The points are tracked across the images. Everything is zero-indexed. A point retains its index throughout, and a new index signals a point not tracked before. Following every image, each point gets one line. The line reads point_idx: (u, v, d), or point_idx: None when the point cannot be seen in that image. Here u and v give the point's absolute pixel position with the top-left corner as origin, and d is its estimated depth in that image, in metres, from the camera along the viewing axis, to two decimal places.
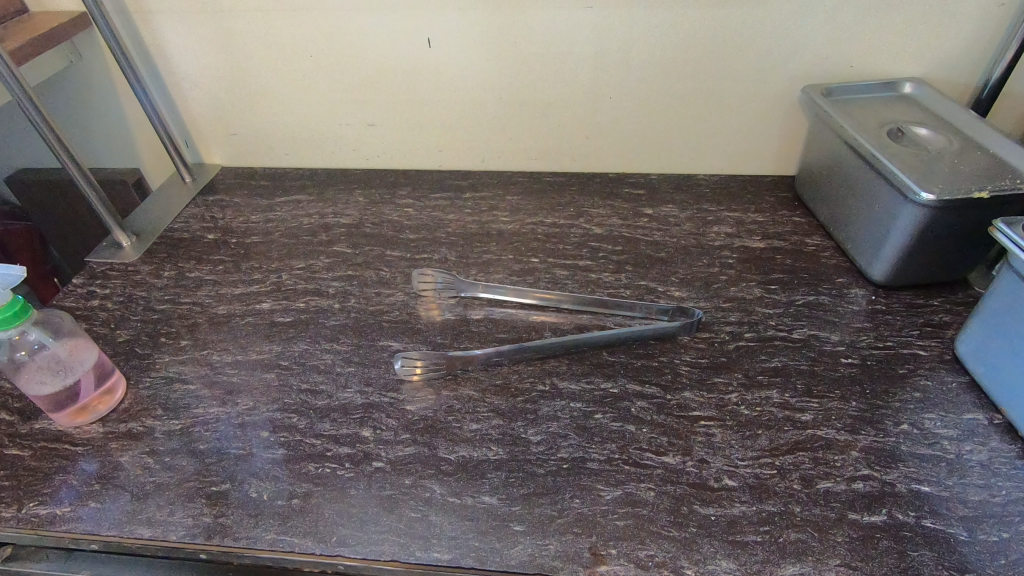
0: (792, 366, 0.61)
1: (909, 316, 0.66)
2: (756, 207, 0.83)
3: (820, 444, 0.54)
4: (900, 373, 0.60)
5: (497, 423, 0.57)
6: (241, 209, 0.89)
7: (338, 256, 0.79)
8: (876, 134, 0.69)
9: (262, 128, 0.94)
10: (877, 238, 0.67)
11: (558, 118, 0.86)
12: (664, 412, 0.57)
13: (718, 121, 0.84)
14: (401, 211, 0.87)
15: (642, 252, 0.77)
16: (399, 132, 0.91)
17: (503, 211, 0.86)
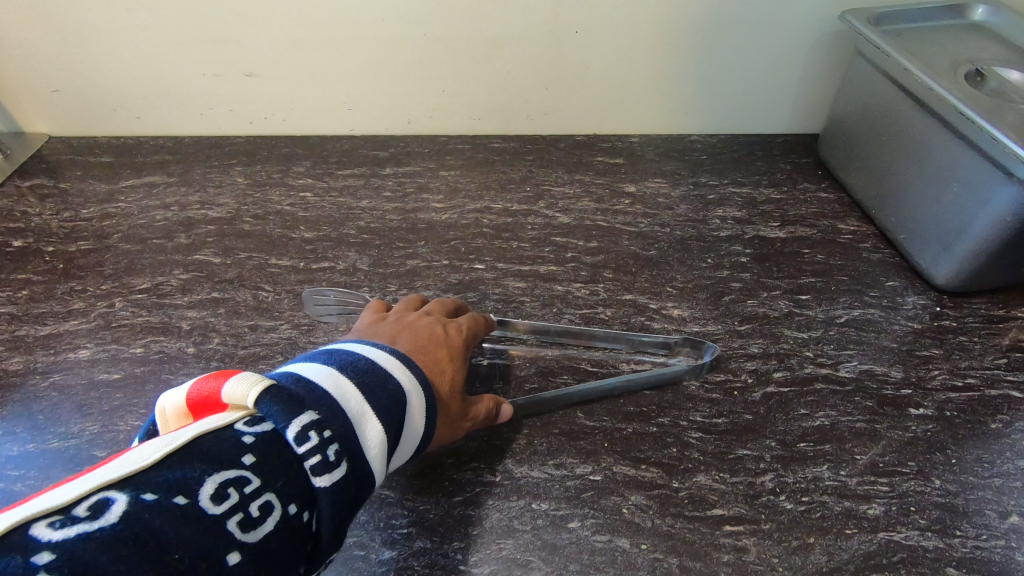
0: (844, 425, 0.43)
1: (990, 337, 0.48)
2: (768, 179, 0.63)
3: (900, 559, 0.36)
4: (994, 429, 0.42)
5: (421, 547, 0.38)
6: (69, 200, 0.64)
7: (200, 268, 0.56)
8: (954, 78, 0.48)
9: (94, 82, 0.67)
10: (949, 229, 0.48)
11: (508, 62, 0.63)
12: (670, 514, 0.38)
13: (722, 63, 0.62)
14: (296, 196, 0.64)
15: (624, 250, 0.56)
16: (288, 85, 0.66)
17: (435, 192, 0.63)
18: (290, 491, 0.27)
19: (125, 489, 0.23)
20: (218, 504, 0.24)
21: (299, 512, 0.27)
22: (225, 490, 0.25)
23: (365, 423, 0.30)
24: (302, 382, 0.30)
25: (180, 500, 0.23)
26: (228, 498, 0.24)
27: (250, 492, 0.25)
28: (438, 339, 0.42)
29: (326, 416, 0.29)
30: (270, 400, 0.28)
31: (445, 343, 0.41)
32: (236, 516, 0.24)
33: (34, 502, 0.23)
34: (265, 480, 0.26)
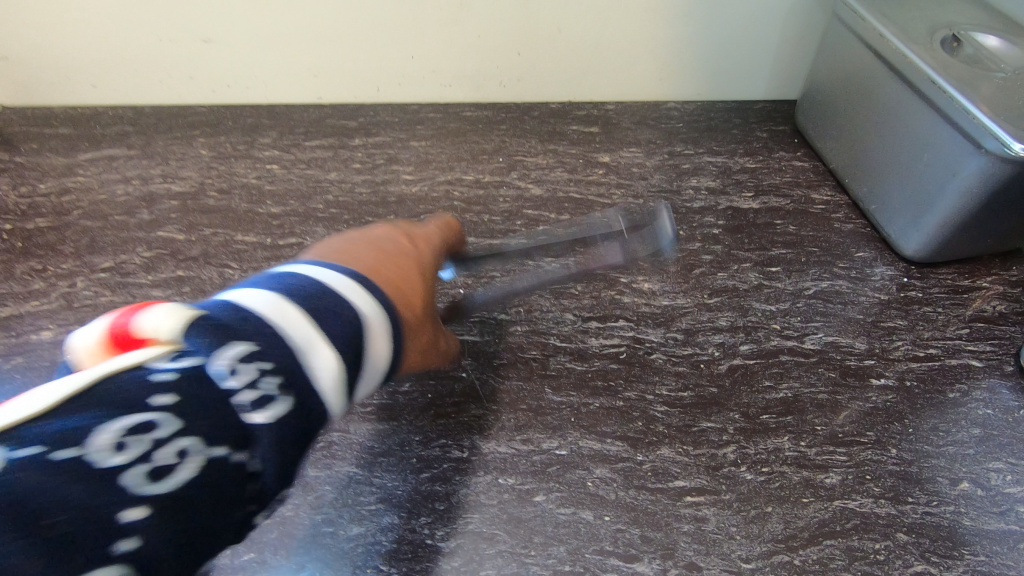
0: (806, 397, 0.43)
1: (953, 307, 0.48)
2: (744, 147, 0.62)
3: (853, 525, 0.37)
4: (952, 399, 0.43)
5: (389, 523, 0.38)
6: (25, 174, 0.62)
7: (163, 246, 0.55)
8: (929, 44, 0.47)
9: (42, 48, 0.63)
10: (918, 200, 0.48)
11: (477, 26, 0.60)
12: (634, 487, 0.39)
13: (698, 27, 0.60)
14: (262, 168, 0.62)
15: (596, 222, 0.56)
16: (249, 52, 0.63)
17: (405, 163, 0.62)
18: (216, 434, 0.22)
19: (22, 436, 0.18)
20: (117, 454, 0.19)
21: (229, 454, 0.22)
22: (126, 438, 0.20)
23: (313, 354, 0.25)
24: (243, 317, 0.24)
25: (68, 450, 0.19)
26: (128, 447, 0.20)
27: (161, 438, 0.20)
28: (406, 261, 0.34)
29: (263, 347, 0.24)
30: (194, 331, 0.23)
31: (416, 261, 0.35)
32: (139, 467, 0.20)
33: None
34: (186, 423, 0.21)
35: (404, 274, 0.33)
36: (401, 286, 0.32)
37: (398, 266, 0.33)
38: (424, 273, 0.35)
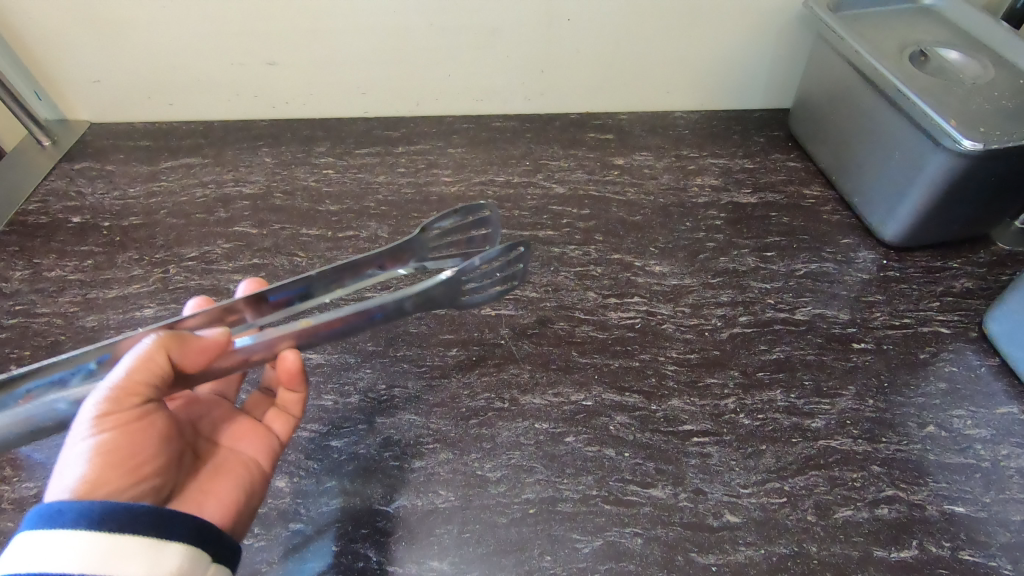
0: (796, 358, 0.51)
1: (926, 284, 0.56)
2: (743, 151, 0.70)
3: (834, 459, 0.45)
4: (922, 359, 0.50)
5: (445, 458, 0.46)
6: (116, 181, 0.72)
7: (240, 239, 0.64)
8: (898, 59, 0.55)
9: (131, 73, 0.73)
10: (893, 193, 0.56)
11: (507, 49, 0.69)
12: (649, 429, 0.47)
13: (701, 46, 0.68)
14: (319, 173, 0.71)
15: (613, 216, 0.64)
16: (308, 74, 0.73)
17: (444, 168, 0.71)
18: None
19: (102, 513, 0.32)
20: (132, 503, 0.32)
21: None
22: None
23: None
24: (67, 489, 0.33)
25: None
26: None
27: None
28: (157, 366, 0.36)
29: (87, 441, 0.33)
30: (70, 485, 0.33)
31: (107, 453, 0.34)
32: None
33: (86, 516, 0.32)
34: None
35: (142, 379, 0.36)
36: (123, 400, 0.36)
37: (164, 352, 0.37)
38: (133, 379, 0.36)
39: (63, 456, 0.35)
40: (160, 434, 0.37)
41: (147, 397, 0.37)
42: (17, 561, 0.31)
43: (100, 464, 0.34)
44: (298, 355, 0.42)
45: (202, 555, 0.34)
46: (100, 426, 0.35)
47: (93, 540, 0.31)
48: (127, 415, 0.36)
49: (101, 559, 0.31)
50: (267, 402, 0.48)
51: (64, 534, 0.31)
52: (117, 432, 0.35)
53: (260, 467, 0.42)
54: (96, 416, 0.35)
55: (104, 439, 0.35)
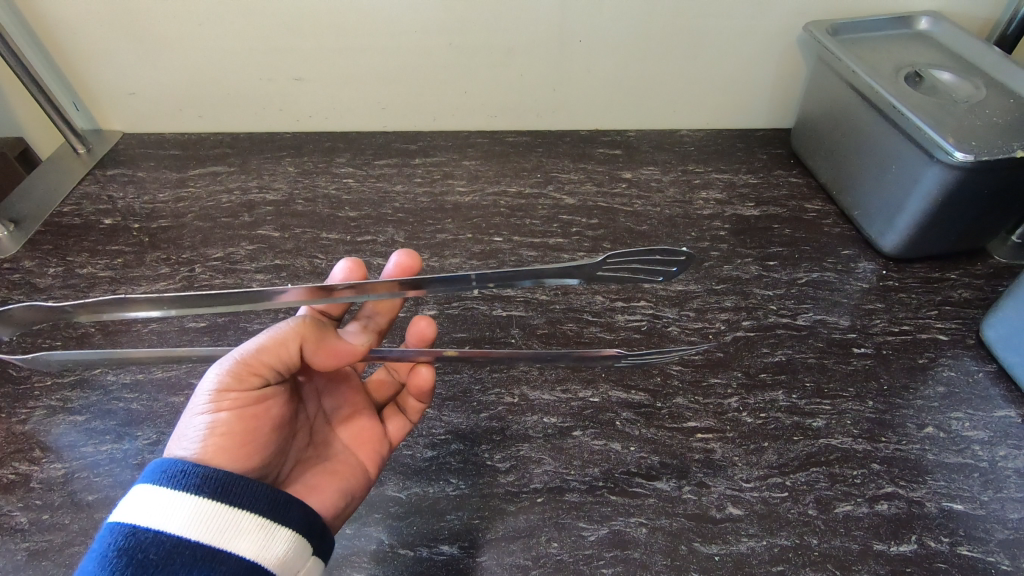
0: (798, 360, 0.52)
1: (925, 294, 0.57)
2: (747, 167, 0.73)
3: (835, 457, 0.46)
4: (921, 364, 0.52)
5: (456, 448, 0.48)
6: (146, 186, 0.75)
7: (263, 241, 0.67)
8: (893, 79, 0.58)
9: (164, 86, 0.77)
10: (891, 205, 0.58)
11: (521, 68, 0.73)
12: (654, 425, 0.48)
13: (705, 67, 0.72)
14: (339, 182, 0.74)
15: (621, 226, 0.67)
16: (332, 90, 0.76)
17: (459, 179, 0.74)
18: None
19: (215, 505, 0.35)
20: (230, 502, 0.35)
21: None
22: None
23: None
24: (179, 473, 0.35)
25: None
26: None
27: None
28: (286, 352, 0.39)
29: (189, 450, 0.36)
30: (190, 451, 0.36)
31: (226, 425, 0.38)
32: None
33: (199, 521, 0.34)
34: None
35: (267, 362, 0.39)
36: (244, 380, 0.38)
37: (297, 342, 0.40)
38: (258, 358, 0.39)
39: (185, 422, 0.38)
40: (273, 421, 0.40)
41: (266, 381, 0.39)
42: (143, 507, 0.34)
43: (216, 439, 0.37)
44: (432, 371, 0.45)
45: (306, 544, 0.37)
46: (220, 403, 0.38)
47: (214, 510, 0.35)
48: (245, 397, 0.38)
49: (219, 528, 0.34)
50: (387, 394, 0.49)
51: (187, 494, 0.34)
52: (234, 413, 0.38)
53: (368, 471, 0.44)
54: (217, 391, 0.38)
55: (222, 415, 0.38)
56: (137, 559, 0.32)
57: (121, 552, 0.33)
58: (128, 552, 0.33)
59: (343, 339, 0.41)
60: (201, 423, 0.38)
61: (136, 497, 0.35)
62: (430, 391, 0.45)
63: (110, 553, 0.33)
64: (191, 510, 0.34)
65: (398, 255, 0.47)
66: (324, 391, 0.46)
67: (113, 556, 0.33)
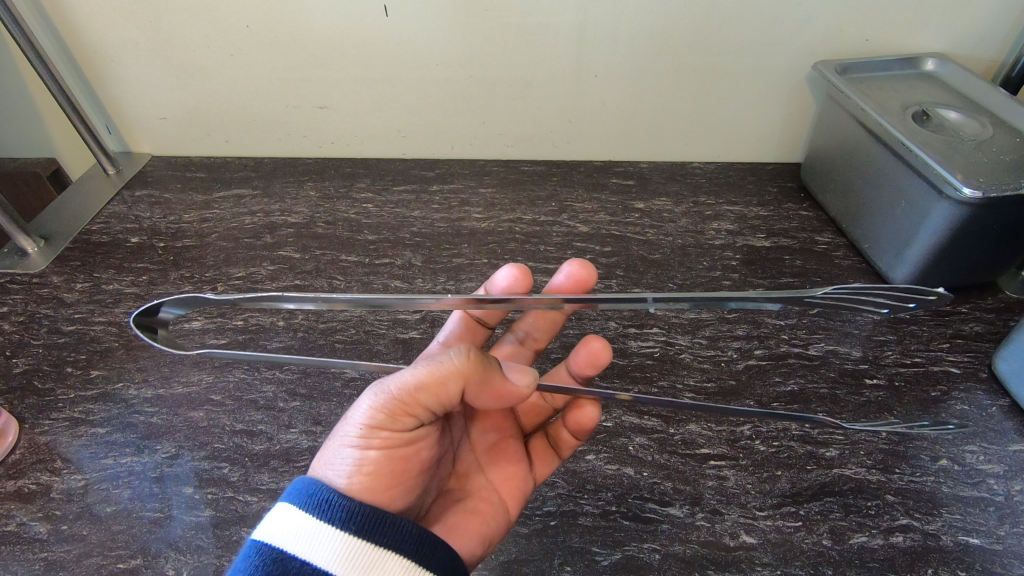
0: (810, 390, 0.53)
1: (937, 326, 0.58)
2: (758, 199, 0.75)
3: (849, 487, 0.46)
4: (933, 396, 0.52)
5: None
6: (172, 207, 0.78)
7: (284, 262, 0.69)
8: (900, 118, 0.60)
9: (195, 113, 0.81)
10: (900, 239, 0.59)
11: (538, 100, 0.75)
12: (667, 451, 0.49)
13: (717, 103, 0.74)
14: (359, 207, 0.76)
15: (634, 254, 0.68)
16: (355, 118, 0.79)
17: (476, 205, 0.76)
18: None
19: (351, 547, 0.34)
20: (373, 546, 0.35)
21: None
22: None
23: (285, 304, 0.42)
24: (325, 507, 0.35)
25: None
26: None
27: None
28: (444, 393, 0.38)
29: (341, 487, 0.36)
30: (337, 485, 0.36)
31: (375, 462, 0.37)
32: None
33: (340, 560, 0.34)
34: None
35: (422, 402, 0.38)
36: (397, 419, 0.38)
37: (456, 383, 0.38)
38: (414, 398, 0.38)
39: (333, 447, 0.38)
40: (419, 459, 0.39)
41: (419, 420, 0.39)
42: (291, 533, 0.35)
43: (365, 477, 0.37)
44: (597, 412, 0.45)
45: None
46: (372, 440, 0.37)
47: (360, 549, 0.35)
48: (396, 437, 0.38)
49: (366, 566, 0.34)
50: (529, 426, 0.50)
51: (335, 530, 0.35)
52: (384, 452, 0.37)
53: (510, 511, 0.43)
54: (369, 428, 0.37)
55: (372, 452, 0.37)
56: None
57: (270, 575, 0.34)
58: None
59: (504, 378, 0.40)
60: (349, 457, 0.37)
61: (283, 519, 0.35)
62: (589, 430, 0.46)
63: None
64: (338, 546, 0.34)
65: (571, 266, 0.49)
66: (470, 417, 0.47)
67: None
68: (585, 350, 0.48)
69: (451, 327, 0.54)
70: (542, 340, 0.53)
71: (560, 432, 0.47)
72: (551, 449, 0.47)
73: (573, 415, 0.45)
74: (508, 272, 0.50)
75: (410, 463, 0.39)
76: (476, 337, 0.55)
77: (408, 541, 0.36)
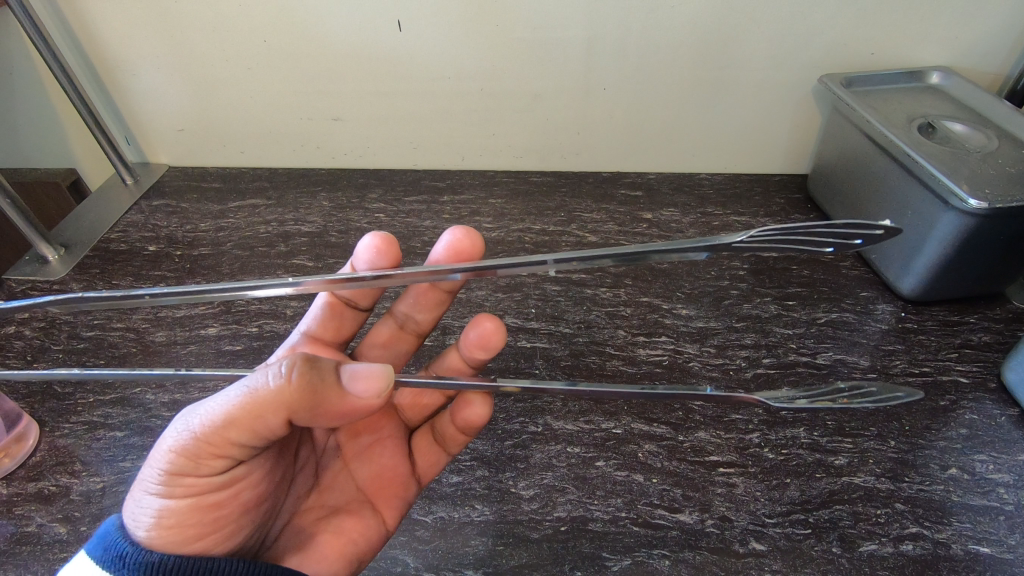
0: (819, 399, 0.53)
1: (944, 336, 0.58)
2: (765, 210, 0.76)
3: (858, 495, 0.46)
4: (942, 405, 0.52)
5: (481, 475, 0.49)
6: (189, 216, 0.79)
7: (298, 270, 0.70)
8: (906, 130, 0.60)
9: (212, 125, 0.82)
10: (907, 249, 0.60)
11: (547, 112, 0.77)
12: (677, 458, 0.49)
13: (724, 116, 0.75)
14: (372, 217, 0.78)
15: (642, 263, 0.69)
16: (368, 130, 0.81)
17: (486, 215, 0.77)
18: None
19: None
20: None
21: None
22: None
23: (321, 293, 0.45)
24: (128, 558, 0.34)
25: None
26: None
27: None
28: (261, 425, 0.35)
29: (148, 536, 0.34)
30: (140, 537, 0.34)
31: (189, 509, 0.35)
32: None
33: None
34: None
35: (230, 439, 0.35)
36: (206, 461, 0.35)
37: (274, 415, 0.35)
38: (223, 438, 0.34)
39: (137, 489, 0.36)
40: (245, 490, 0.38)
41: (233, 454, 0.36)
42: None
43: (172, 530, 0.35)
44: (486, 408, 0.46)
45: None
46: (179, 484, 0.35)
47: None
48: (204, 478, 0.35)
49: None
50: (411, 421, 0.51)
51: None
52: (192, 498, 0.35)
53: (385, 523, 0.45)
54: (172, 473, 0.35)
55: (175, 501, 0.35)
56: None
57: None
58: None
59: (342, 396, 0.36)
60: (151, 506, 0.35)
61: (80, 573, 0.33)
62: (480, 424, 0.47)
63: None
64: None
65: (449, 236, 0.48)
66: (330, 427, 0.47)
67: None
68: (475, 330, 0.47)
69: (317, 312, 0.52)
70: (422, 323, 0.53)
71: (447, 430, 0.48)
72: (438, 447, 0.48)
73: (463, 412, 0.46)
74: (369, 241, 0.48)
75: (237, 499, 0.37)
76: (345, 320, 0.53)
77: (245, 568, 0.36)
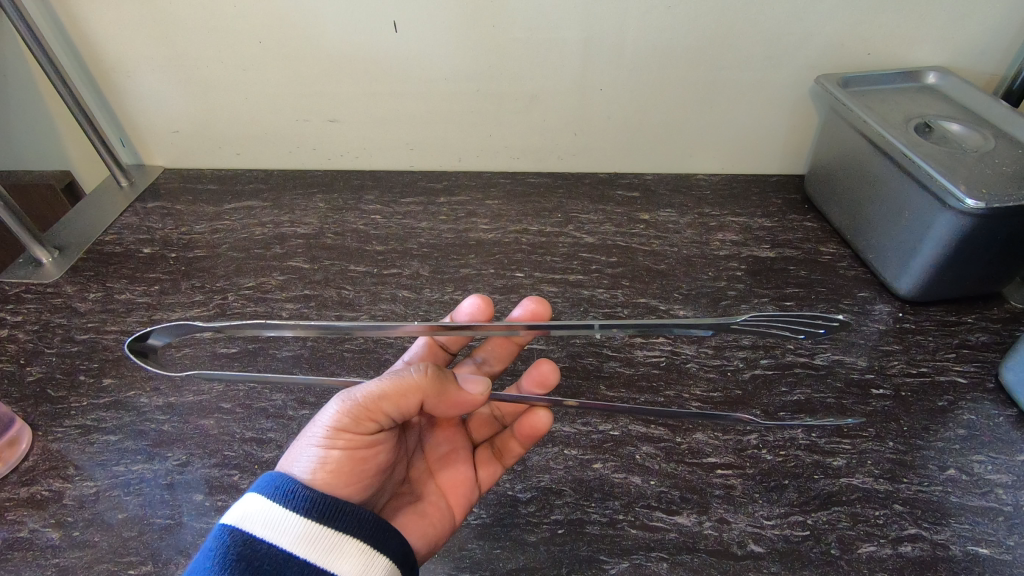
0: (816, 399, 0.53)
1: (942, 336, 0.58)
2: (763, 210, 0.75)
3: (857, 497, 0.46)
4: (941, 406, 0.52)
5: None
6: (183, 218, 0.79)
7: (294, 272, 0.70)
8: (903, 131, 0.60)
9: (208, 126, 0.82)
10: (905, 250, 0.59)
11: (543, 113, 0.76)
12: (674, 460, 0.49)
13: (721, 116, 0.75)
14: (368, 218, 0.77)
15: (640, 264, 0.69)
16: (366, 133, 0.81)
17: (483, 217, 0.77)
18: None
19: (318, 530, 0.37)
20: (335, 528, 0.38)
21: None
22: None
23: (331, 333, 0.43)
24: (290, 496, 0.38)
25: None
26: None
27: None
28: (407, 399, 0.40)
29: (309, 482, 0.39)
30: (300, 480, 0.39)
31: (341, 459, 0.40)
32: None
33: (307, 546, 0.37)
34: None
35: (384, 408, 0.40)
36: (361, 423, 0.40)
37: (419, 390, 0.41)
38: (378, 403, 0.40)
39: (301, 442, 0.41)
40: (379, 461, 0.42)
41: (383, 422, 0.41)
42: (259, 519, 0.37)
43: (327, 475, 0.40)
44: (548, 417, 0.46)
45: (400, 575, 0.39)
46: (335, 440, 0.40)
47: (321, 532, 0.37)
48: (359, 439, 0.40)
49: (326, 549, 0.37)
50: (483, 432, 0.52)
51: (298, 516, 0.37)
52: (345, 453, 0.40)
53: (455, 514, 0.45)
54: (333, 430, 0.40)
55: (333, 452, 0.40)
56: (252, 567, 0.36)
57: (240, 556, 0.36)
58: (246, 558, 0.36)
59: (461, 390, 0.42)
60: (313, 455, 0.40)
61: (250, 506, 0.38)
62: (541, 434, 0.47)
63: (228, 557, 0.36)
64: (303, 530, 0.37)
65: (529, 301, 0.50)
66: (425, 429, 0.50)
67: (231, 560, 0.36)
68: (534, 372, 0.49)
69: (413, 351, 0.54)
70: (497, 367, 0.54)
71: (507, 442, 0.48)
72: (495, 458, 0.48)
73: (526, 419, 0.46)
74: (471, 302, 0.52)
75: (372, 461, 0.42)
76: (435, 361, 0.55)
77: (368, 525, 0.39)
